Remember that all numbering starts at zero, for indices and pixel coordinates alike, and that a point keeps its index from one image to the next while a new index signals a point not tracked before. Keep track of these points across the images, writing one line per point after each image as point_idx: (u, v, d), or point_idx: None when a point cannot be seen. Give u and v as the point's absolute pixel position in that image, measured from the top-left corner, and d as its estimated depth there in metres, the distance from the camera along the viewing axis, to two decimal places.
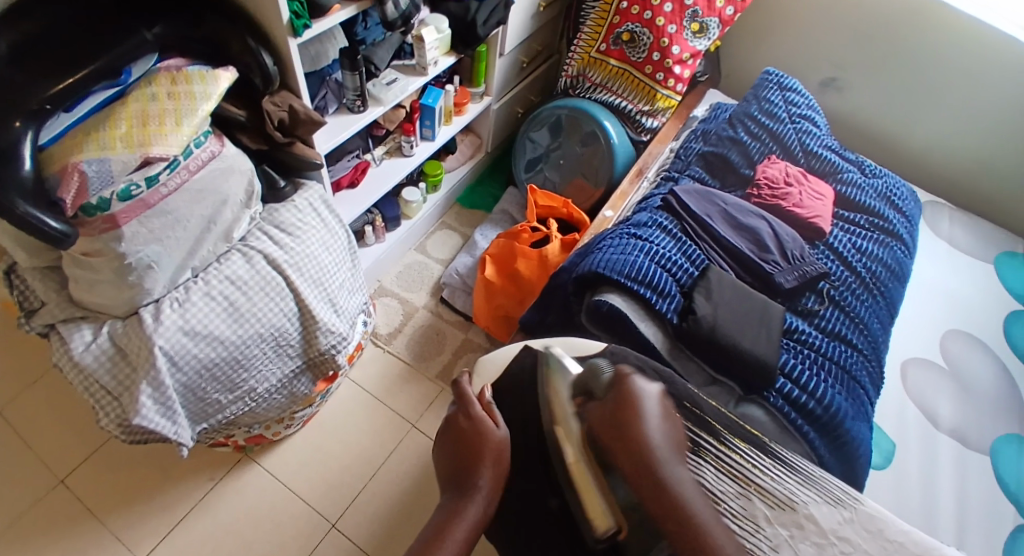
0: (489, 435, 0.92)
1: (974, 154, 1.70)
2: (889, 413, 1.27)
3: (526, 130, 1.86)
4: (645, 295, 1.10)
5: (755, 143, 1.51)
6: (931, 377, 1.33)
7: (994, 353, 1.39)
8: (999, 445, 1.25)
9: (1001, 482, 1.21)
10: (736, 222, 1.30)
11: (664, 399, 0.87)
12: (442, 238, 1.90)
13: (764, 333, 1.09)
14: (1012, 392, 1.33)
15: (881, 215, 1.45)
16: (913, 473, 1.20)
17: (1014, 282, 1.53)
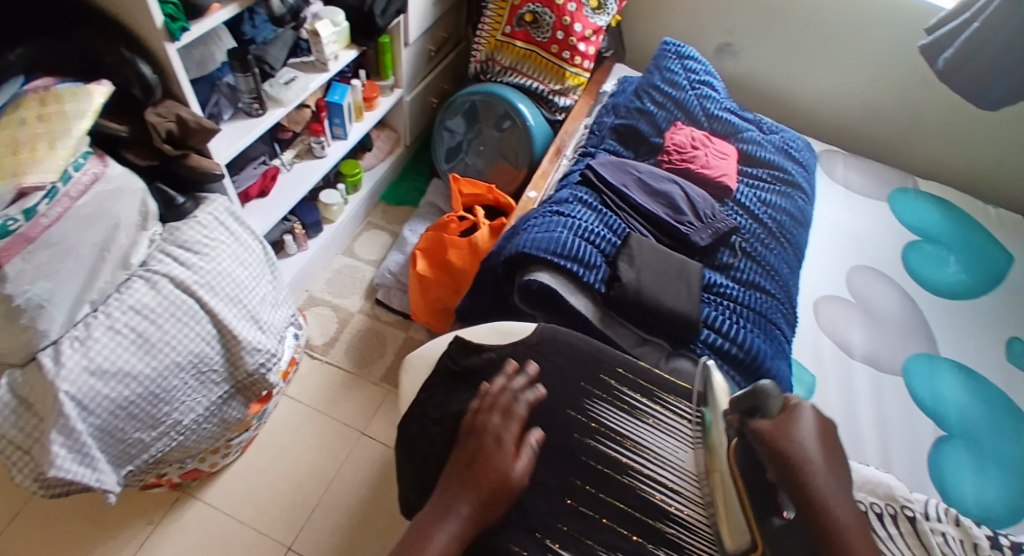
0: (505, 469, 0.80)
1: (866, 103, 1.79)
2: (805, 351, 1.40)
3: (442, 120, 1.83)
4: (573, 269, 1.09)
5: (661, 112, 1.54)
6: (841, 312, 1.46)
7: (896, 283, 1.54)
8: (908, 365, 1.40)
9: (913, 396, 1.35)
10: (650, 188, 1.33)
11: (828, 423, 0.78)
12: (369, 238, 1.85)
13: (685, 289, 1.11)
14: (915, 316, 1.48)
15: (781, 167, 1.50)
16: (833, 404, 1.33)
17: (908, 215, 1.68)
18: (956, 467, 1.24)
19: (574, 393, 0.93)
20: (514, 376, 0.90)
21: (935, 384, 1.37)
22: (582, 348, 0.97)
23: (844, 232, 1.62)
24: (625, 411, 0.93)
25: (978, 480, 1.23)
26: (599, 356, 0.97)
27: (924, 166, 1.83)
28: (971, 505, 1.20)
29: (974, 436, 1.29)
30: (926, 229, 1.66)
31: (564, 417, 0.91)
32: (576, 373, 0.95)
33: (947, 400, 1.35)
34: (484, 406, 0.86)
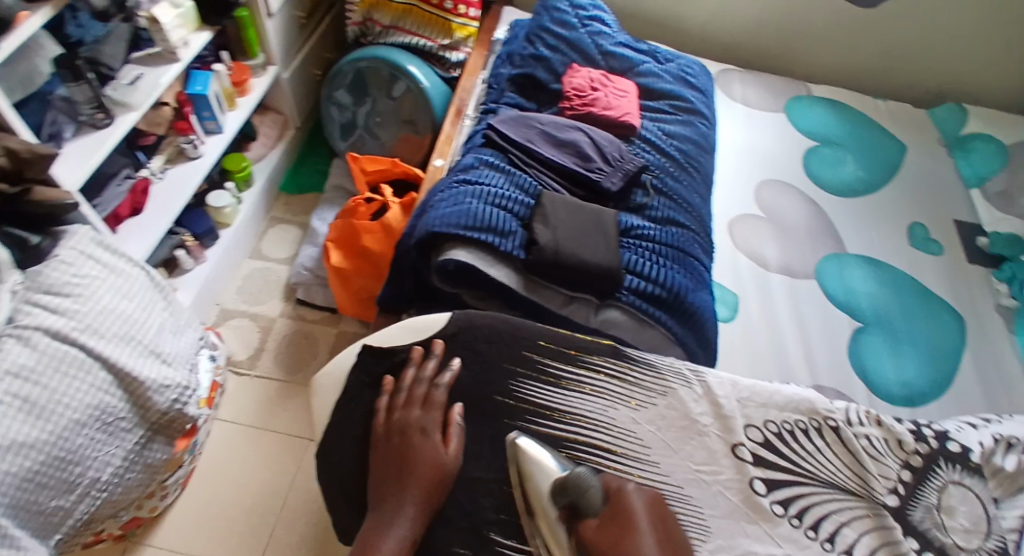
0: (440, 460, 0.83)
1: (750, 17, 1.79)
2: (726, 271, 1.43)
3: (329, 95, 1.71)
4: (488, 240, 1.03)
5: (556, 56, 1.49)
6: (754, 228, 1.51)
7: (801, 190, 1.59)
8: (822, 267, 1.47)
9: (829, 296, 1.42)
10: (555, 139, 1.28)
11: (654, 500, 0.80)
12: (276, 235, 1.74)
13: (602, 239, 1.09)
14: (823, 219, 1.55)
15: (681, 97, 1.49)
16: (758, 317, 1.37)
17: (805, 121, 1.73)
18: (878, 354, 1.34)
19: (497, 375, 0.91)
20: (424, 362, 0.91)
21: (848, 280, 1.45)
22: (501, 330, 0.93)
23: (748, 149, 1.66)
24: (551, 384, 0.90)
25: (898, 363, 1.33)
26: (519, 332, 0.93)
27: (810, 70, 1.88)
28: (894, 387, 1.30)
29: (890, 324, 1.39)
30: (821, 131, 1.72)
31: (493, 405, 0.89)
32: (497, 355, 0.92)
33: (860, 293, 1.43)
34: (401, 402, 0.88)
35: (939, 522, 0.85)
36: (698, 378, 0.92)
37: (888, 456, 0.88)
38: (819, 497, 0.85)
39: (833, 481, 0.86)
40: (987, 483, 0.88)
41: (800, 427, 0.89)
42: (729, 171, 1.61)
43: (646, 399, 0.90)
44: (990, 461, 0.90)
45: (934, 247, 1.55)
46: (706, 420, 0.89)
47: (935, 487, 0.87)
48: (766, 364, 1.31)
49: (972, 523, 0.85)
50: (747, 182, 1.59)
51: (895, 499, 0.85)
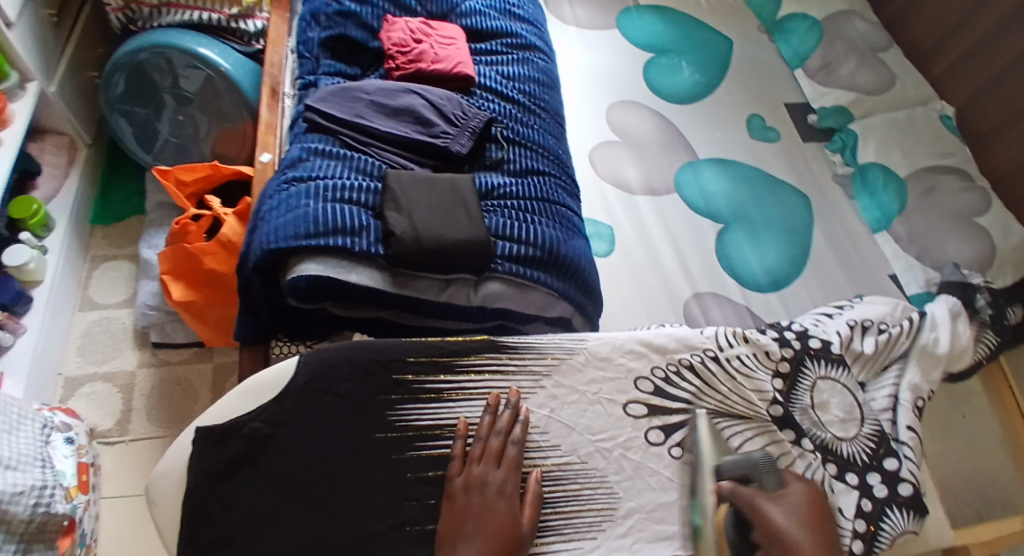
0: (512, 521, 0.74)
1: None
2: (594, 204, 1.42)
3: (114, 104, 1.47)
4: (338, 244, 0.94)
5: (365, 9, 1.35)
6: (610, 154, 1.50)
7: (647, 105, 1.60)
8: (679, 178, 1.49)
9: (690, 204, 1.46)
10: (389, 109, 1.17)
11: (816, 493, 0.80)
12: (106, 277, 1.53)
13: (465, 213, 1.02)
14: (670, 128, 1.57)
15: (512, 33, 1.42)
16: (632, 242, 1.38)
17: (635, 32, 1.72)
18: (742, 248, 1.40)
19: (373, 410, 0.79)
20: (501, 410, 0.81)
21: (706, 185, 1.49)
22: (361, 359, 0.82)
23: (587, 73, 1.63)
24: (432, 399, 0.81)
25: (761, 252, 1.40)
26: (379, 352, 0.83)
27: None
28: (761, 274, 1.37)
29: (747, 217, 1.45)
30: (649, 40, 1.72)
31: (376, 443, 0.78)
32: (366, 394, 0.80)
33: (716, 195, 1.48)
34: (476, 454, 0.78)
35: (816, 420, 0.91)
36: (580, 346, 0.89)
37: (764, 367, 0.92)
38: (711, 428, 0.86)
39: (721, 409, 0.88)
40: (851, 371, 0.98)
41: (684, 364, 0.90)
42: (577, 100, 1.58)
43: (532, 386, 0.85)
44: (850, 349, 1.00)
45: (771, 133, 1.63)
46: (595, 388, 0.86)
47: (808, 388, 0.93)
48: (651, 290, 1.32)
49: (845, 412, 0.93)
50: (595, 106, 1.57)
51: (779, 409, 0.90)
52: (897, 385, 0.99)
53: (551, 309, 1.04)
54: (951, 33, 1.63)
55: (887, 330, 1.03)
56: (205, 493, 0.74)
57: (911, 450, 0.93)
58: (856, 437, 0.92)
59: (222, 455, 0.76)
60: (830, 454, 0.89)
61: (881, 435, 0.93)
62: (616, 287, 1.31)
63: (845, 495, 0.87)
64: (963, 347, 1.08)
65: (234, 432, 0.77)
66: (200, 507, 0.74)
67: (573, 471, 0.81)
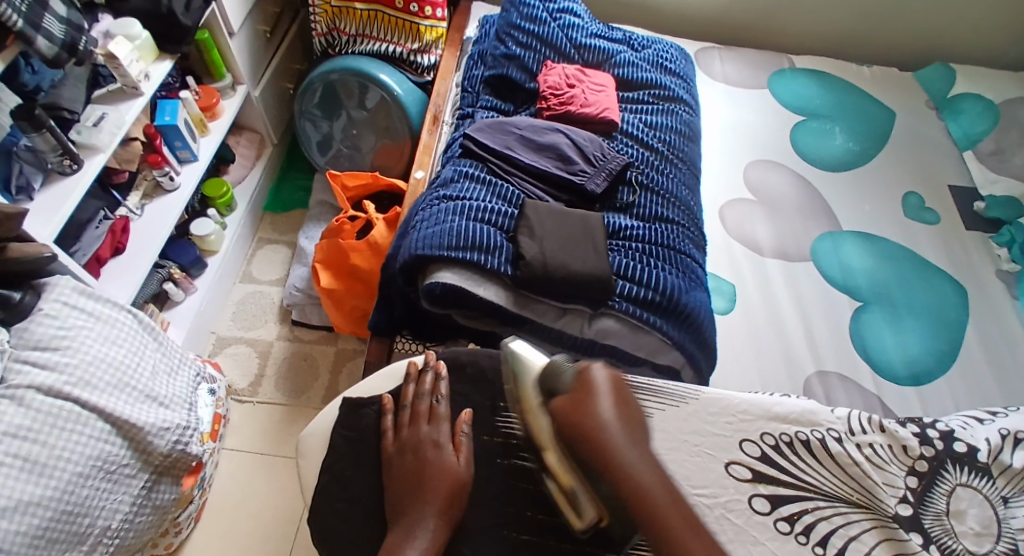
0: (451, 468, 0.80)
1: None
2: (720, 259, 1.41)
3: (302, 111, 1.67)
4: (472, 259, 1.00)
5: (528, 54, 1.43)
6: (746, 213, 1.49)
7: (792, 169, 1.58)
8: (817, 247, 1.45)
9: (826, 277, 1.40)
10: (535, 144, 1.24)
11: (614, 377, 0.77)
12: (266, 256, 1.73)
13: (590, 246, 1.06)
14: (814, 196, 1.53)
15: (660, 85, 1.46)
16: (756, 303, 1.35)
17: (788, 96, 1.73)
18: (879, 331, 1.31)
19: (483, 414, 0.87)
20: (422, 376, 0.88)
21: (845, 259, 1.43)
22: (485, 368, 0.90)
23: (733, 132, 1.64)
24: None
25: (902, 339, 1.30)
26: (499, 367, 0.90)
27: (788, 42, 1.88)
28: (899, 366, 1.27)
29: (890, 300, 1.37)
30: (802, 104, 1.71)
31: (481, 445, 0.85)
32: (482, 398, 0.88)
33: (857, 270, 1.41)
34: (407, 419, 0.85)
35: (949, 528, 0.82)
36: (693, 395, 0.88)
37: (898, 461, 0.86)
38: (825, 511, 0.81)
39: (839, 493, 0.83)
40: (995, 482, 0.86)
41: (800, 438, 0.86)
42: (716, 155, 1.60)
43: None
44: (998, 459, 0.87)
45: (929, 215, 1.52)
46: (697, 440, 0.85)
47: (944, 492, 0.84)
48: (770, 356, 1.28)
49: (982, 526, 0.83)
50: (734, 164, 1.58)
51: (907, 509, 0.82)
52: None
53: (661, 356, 1.04)
54: None
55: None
56: (334, 456, 0.84)
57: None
58: (990, 555, 0.81)
59: (354, 425, 0.86)
60: None
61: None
62: (733, 345, 1.29)
63: None
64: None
65: (370, 406, 0.87)
66: (327, 469, 0.84)
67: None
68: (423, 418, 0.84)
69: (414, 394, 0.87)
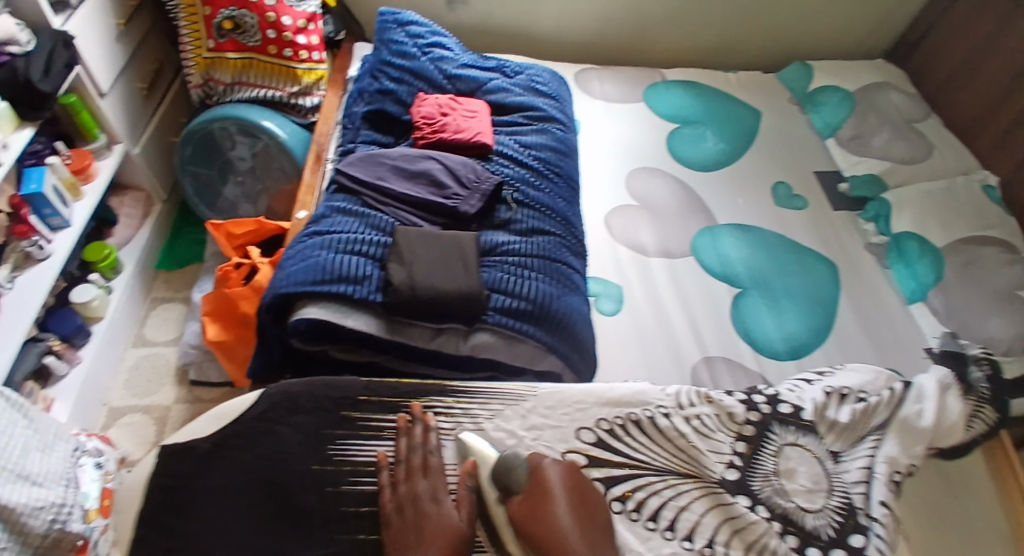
0: (452, 523, 0.77)
1: (594, 22, 1.84)
2: (606, 265, 1.45)
3: (183, 164, 1.56)
4: (341, 291, 1.00)
5: (402, 87, 1.42)
6: (629, 218, 1.54)
7: (667, 171, 1.66)
8: (697, 243, 1.51)
9: (707, 269, 1.47)
10: (408, 172, 1.23)
11: (570, 471, 0.80)
12: (159, 317, 1.69)
13: (462, 267, 1.07)
14: (687, 195, 1.61)
15: (532, 106, 1.49)
16: (642, 303, 1.39)
17: (662, 107, 1.80)
18: (760, 315, 1.38)
19: (317, 442, 0.84)
20: (412, 428, 0.85)
21: (724, 251, 1.50)
22: (319, 395, 0.87)
23: (613, 145, 1.70)
24: (371, 436, 0.85)
25: (779, 320, 1.38)
26: (335, 390, 0.88)
27: (661, 56, 1.96)
28: (779, 343, 1.34)
29: (767, 284, 1.44)
30: (676, 113, 1.79)
31: (316, 473, 0.82)
32: (314, 426, 0.85)
33: (735, 260, 1.48)
34: (402, 474, 0.81)
35: (778, 488, 0.85)
36: (531, 393, 0.91)
37: (723, 430, 0.90)
38: (657, 485, 0.84)
39: (670, 466, 0.85)
40: (822, 439, 0.91)
41: (631, 419, 0.89)
42: (599, 169, 1.65)
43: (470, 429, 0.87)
44: (824, 417, 0.92)
45: (797, 202, 1.62)
46: (534, 434, 0.87)
47: (772, 453, 0.88)
48: (656, 352, 1.32)
49: (813, 482, 0.87)
50: (615, 175, 1.64)
51: (733, 473, 0.85)
52: (872, 457, 0.90)
53: (540, 363, 1.06)
54: (999, 101, 1.58)
55: (865, 398, 0.95)
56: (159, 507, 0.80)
57: (884, 531, 0.83)
58: (823, 510, 0.84)
59: (180, 470, 0.82)
60: (791, 525, 0.83)
61: (849, 508, 0.85)
62: (621, 347, 1.32)
63: None
64: (954, 424, 0.96)
65: (191, 450, 0.83)
66: (153, 522, 0.78)
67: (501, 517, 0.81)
68: (419, 473, 0.81)
69: (407, 448, 0.83)
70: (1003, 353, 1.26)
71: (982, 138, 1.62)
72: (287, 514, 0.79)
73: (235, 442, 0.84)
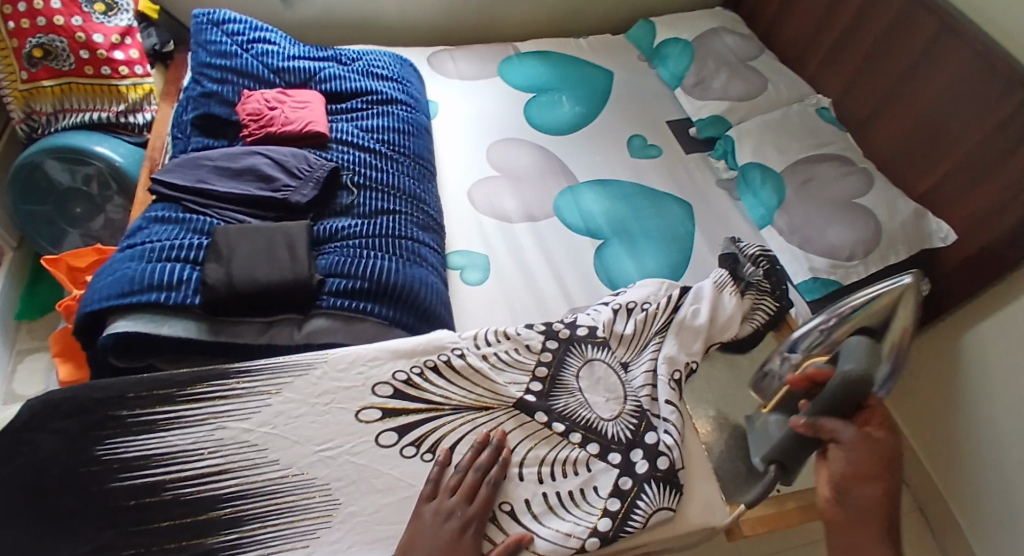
0: None
1: (436, 4, 1.84)
2: (472, 237, 1.43)
3: (17, 202, 1.48)
4: (153, 298, 0.98)
5: (226, 87, 1.39)
6: (491, 188, 1.53)
7: (526, 140, 1.66)
8: (560, 202, 1.52)
9: (571, 227, 1.48)
10: (232, 170, 1.21)
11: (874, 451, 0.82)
12: (28, 368, 1.61)
13: (287, 254, 1.06)
14: (550, 159, 1.62)
15: (372, 91, 1.47)
16: (507, 267, 1.38)
17: (517, 78, 1.80)
18: (621, 261, 1.41)
19: (83, 444, 0.85)
20: (481, 448, 0.89)
21: (587, 206, 1.52)
22: (83, 400, 0.88)
23: (471, 118, 1.69)
24: (146, 431, 0.86)
25: (639, 262, 1.41)
26: (104, 392, 0.88)
27: (511, 30, 1.98)
28: None
29: (627, 231, 1.47)
30: (530, 82, 1.79)
31: (89, 475, 0.83)
32: (79, 428, 0.86)
33: (598, 212, 1.50)
34: (450, 485, 0.85)
35: (582, 401, 0.97)
36: (320, 359, 0.95)
37: (523, 361, 1.00)
38: (446, 428, 0.91)
39: (467, 403, 0.94)
40: (613, 352, 1.05)
41: (428, 365, 0.96)
42: (458, 146, 1.62)
43: (254, 405, 0.90)
44: (612, 332, 1.06)
45: (652, 150, 1.67)
46: (327, 398, 0.92)
47: (573, 373, 1.00)
48: (524, 309, 1.31)
49: (609, 392, 0.99)
50: (475, 148, 1.61)
51: (531, 396, 0.96)
52: (655, 359, 1.04)
53: (384, 337, 1.05)
54: (819, 29, 1.67)
55: (647, 308, 1.09)
56: None
57: (673, 425, 0.96)
58: (618, 417, 0.96)
59: None
60: (594, 434, 0.94)
61: (642, 411, 0.98)
62: (490, 312, 1.30)
63: (603, 474, 0.91)
64: (728, 318, 1.11)
65: None
66: None
67: (286, 484, 0.85)
68: (461, 492, 0.84)
69: (469, 463, 0.87)
70: (846, 260, 1.32)
71: (813, 64, 1.70)
72: (60, 518, 0.80)
73: None
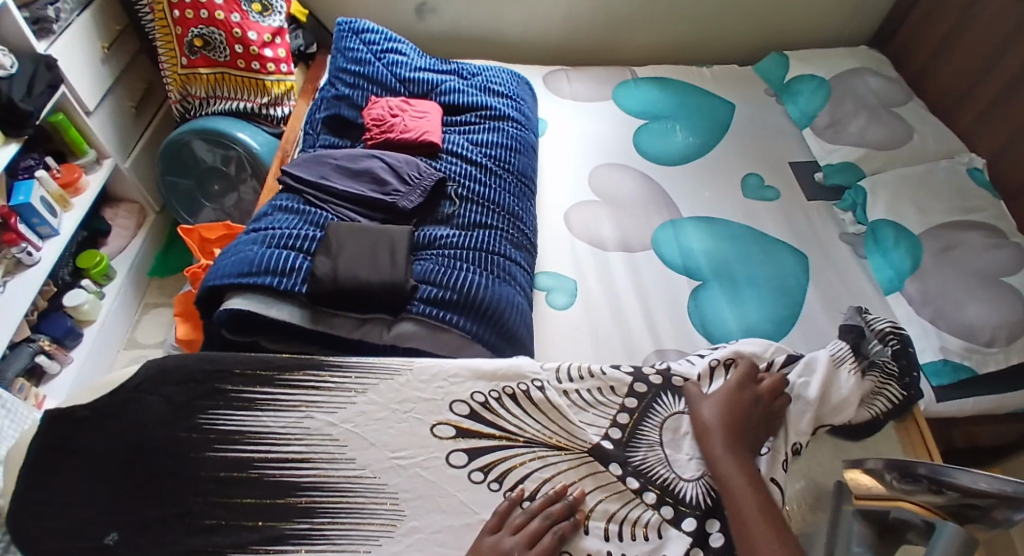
0: None
1: (563, 23, 1.84)
2: (564, 260, 1.41)
3: (163, 173, 1.62)
4: (267, 282, 1.04)
5: (357, 92, 1.45)
6: (591, 213, 1.50)
7: (635, 167, 1.61)
8: (659, 236, 1.47)
9: (667, 263, 1.42)
10: (350, 170, 1.26)
11: None
12: (151, 322, 1.76)
13: (388, 258, 1.08)
14: (655, 190, 1.56)
15: (486, 105, 1.49)
16: (597, 295, 1.35)
17: (632, 102, 1.77)
18: (718, 307, 1.33)
19: (186, 412, 0.90)
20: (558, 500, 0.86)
21: (688, 242, 1.46)
22: (192, 369, 0.93)
23: (581, 139, 1.67)
24: (244, 409, 0.91)
25: (740, 311, 1.33)
26: (211, 366, 0.94)
27: (633, 54, 1.94)
28: (737, 334, 1.29)
29: (729, 275, 1.39)
30: (645, 108, 1.75)
31: (185, 442, 0.88)
32: (184, 397, 0.91)
33: (699, 251, 1.44)
34: (513, 525, 0.82)
35: (664, 458, 0.93)
36: (407, 367, 0.97)
37: (604, 405, 0.97)
38: (518, 458, 0.90)
39: (542, 438, 0.92)
40: None
41: (508, 391, 0.96)
42: (565, 167, 1.61)
43: (342, 402, 0.93)
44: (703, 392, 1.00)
45: (769, 193, 1.58)
46: (406, 406, 0.93)
47: (655, 427, 0.96)
48: (607, 341, 1.27)
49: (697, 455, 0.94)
50: (581, 171, 1.59)
51: (608, 444, 0.93)
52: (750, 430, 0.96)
53: (464, 351, 1.05)
54: (977, 82, 1.52)
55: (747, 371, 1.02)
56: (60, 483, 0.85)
57: None
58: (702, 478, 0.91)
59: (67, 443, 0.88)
60: (672, 497, 0.89)
61: None
62: (574, 339, 1.27)
63: (675, 542, 0.85)
64: (843, 400, 1.01)
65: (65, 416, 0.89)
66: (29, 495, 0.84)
67: (356, 485, 0.86)
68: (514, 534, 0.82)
69: (538, 509, 0.85)
70: (985, 344, 1.19)
71: (967, 119, 1.54)
72: (154, 480, 0.85)
73: (109, 413, 0.90)
